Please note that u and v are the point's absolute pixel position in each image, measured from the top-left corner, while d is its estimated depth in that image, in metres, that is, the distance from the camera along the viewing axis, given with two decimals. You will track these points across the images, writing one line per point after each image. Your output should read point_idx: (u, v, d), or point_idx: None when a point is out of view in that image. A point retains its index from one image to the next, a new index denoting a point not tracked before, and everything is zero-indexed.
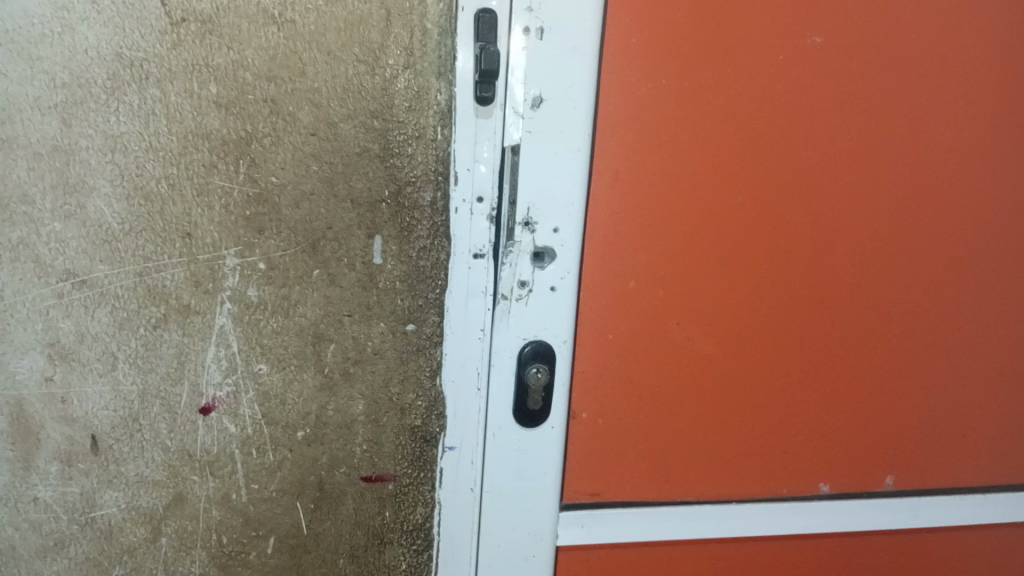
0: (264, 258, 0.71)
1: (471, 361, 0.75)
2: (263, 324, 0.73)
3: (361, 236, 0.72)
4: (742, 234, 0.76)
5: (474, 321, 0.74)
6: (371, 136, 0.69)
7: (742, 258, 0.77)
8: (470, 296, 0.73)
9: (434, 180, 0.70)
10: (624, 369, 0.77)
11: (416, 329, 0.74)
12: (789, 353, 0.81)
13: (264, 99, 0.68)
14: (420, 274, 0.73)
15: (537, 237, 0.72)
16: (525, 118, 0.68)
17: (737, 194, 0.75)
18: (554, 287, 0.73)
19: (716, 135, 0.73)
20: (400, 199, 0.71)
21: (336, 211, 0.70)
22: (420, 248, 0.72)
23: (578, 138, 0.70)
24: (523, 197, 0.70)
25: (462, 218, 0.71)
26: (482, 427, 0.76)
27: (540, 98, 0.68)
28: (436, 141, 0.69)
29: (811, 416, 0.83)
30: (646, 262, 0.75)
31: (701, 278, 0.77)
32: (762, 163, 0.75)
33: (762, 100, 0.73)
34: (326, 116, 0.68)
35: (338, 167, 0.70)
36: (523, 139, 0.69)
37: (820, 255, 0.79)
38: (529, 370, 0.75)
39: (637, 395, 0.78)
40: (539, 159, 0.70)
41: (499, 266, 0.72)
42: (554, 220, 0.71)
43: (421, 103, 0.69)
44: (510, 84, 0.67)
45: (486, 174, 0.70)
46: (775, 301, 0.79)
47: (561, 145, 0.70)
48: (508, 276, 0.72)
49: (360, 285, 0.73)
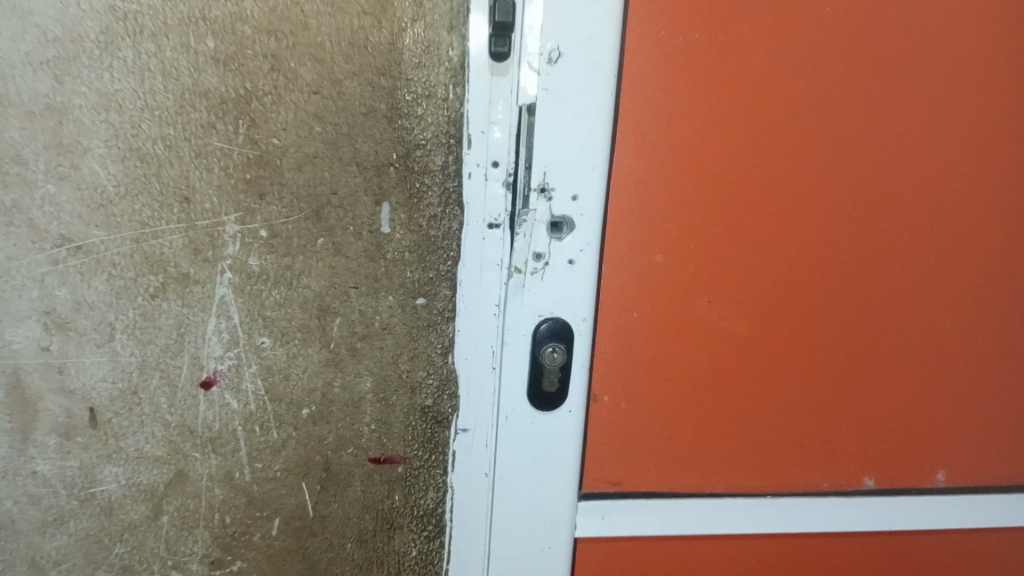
0: (266, 225, 0.67)
1: (485, 338, 0.70)
2: (265, 295, 0.69)
3: (368, 202, 0.67)
4: (785, 206, 0.70)
5: (489, 296, 0.69)
6: (378, 94, 0.65)
7: (785, 233, 0.71)
8: (485, 269, 0.68)
9: (445, 142, 0.66)
10: (651, 350, 0.72)
11: (427, 303, 0.70)
12: (835, 336, 0.75)
13: (264, 54, 0.63)
14: (430, 244, 0.68)
15: (554, 204, 0.66)
16: (541, 75, 0.63)
17: (781, 164, 0.69)
18: (572, 259, 0.67)
19: (758, 98, 0.67)
20: (409, 162, 0.66)
21: (341, 176, 0.66)
22: (431, 216, 0.67)
23: (600, 97, 0.64)
24: (539, 160, 0.65)
25: (476, 184, 0.66)
26: (495, 409, 0.72)
27: (557, 53, 0.63)
28: (448, 100, 0.65)
29: (859, 405, 0.78)
30: (676, 235, 0.69)
31: (740, 253, 0.71)
32: (808, 129, 0.69)
33: (809, 59, 0.67)
34: (329, 71, 0.64)
35: (343, 128, 0.65)
36: (538, 97, 0.63)
37: (871, 231, 0.73)
38: (544, 349, 0.69)
39: (668, 379, 0.73)
40: (556, 120, 0.64)
41: (514, 237, 0.67)
42: (574, 186, 0.66)
43: (431, 59, 0.64)
44: (525, 36, 0.62)
45: (502, 136, 0.65)
46: (821, 281, 0.73)
47: (580, 105, 0.64)
48: (522, 247, 0.67)
49: (367, 255, 0.68)
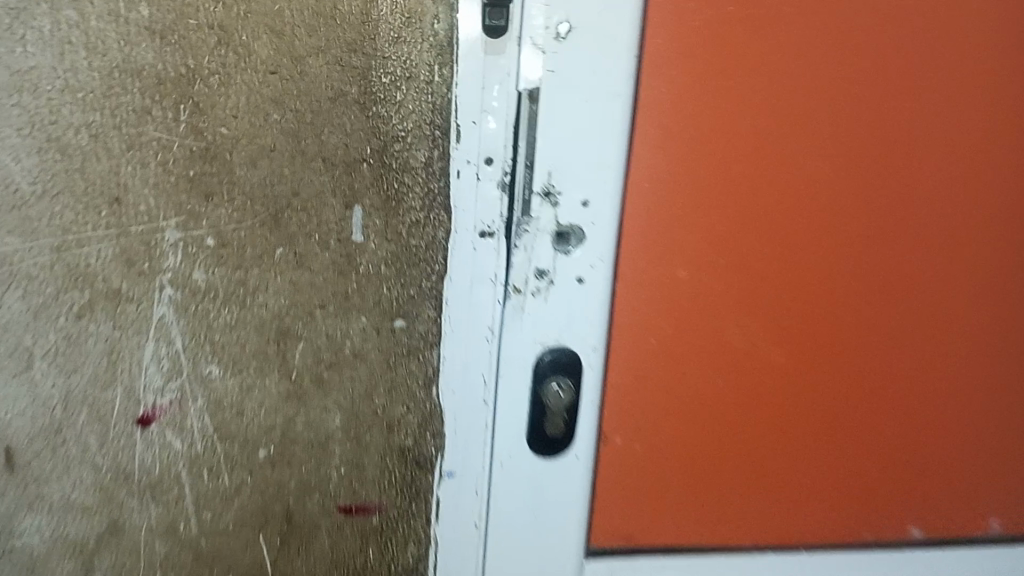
0: (213, 232, 0.56)
1: (476, 365, 0.59)
2: (213, 315, 0.58)
3: (336, 205, 0.56)
4: (823, 220, 0.58)
5: (481, 318, 0.58)
6: (348, 76, 0.53)
7: (823, 254, 0.59)
8: (476, 286, 0.57)
9: (430, 134, 0.54)
10: (666, 398, 0.59)
11: (407, 326, 0.59)
12: (880, 374, 0.63)
13: (210, 24, 0.52)
14: (410, 256, 0.57)
15: (561, 211, 0.53)
16: (547, 53, 0.50)
17: (817, 170, 0.57)
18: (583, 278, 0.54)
19: (790, 89, 0.55)
20: (386, 158, 0.55)
21: (303, 173, 0.55)
22: (412, 222, 0.56)
23: (618, 79, 0.51)
24: (542, 158, 0.52)
25: (465, 184, 0.55)
26: (489, 452, 0.59)
27: (567, 25, 0.50)
28: (432, 84, 0.53)
29: (909, 453, 0.65)
30: (706, 248, 0.57)
31: (773, 277, 0.59)
32: (848, 127, 0.57)
33: (848, 44, 0.55)
34: (288, 47, 0.53)
35: (306, 116, 0.54)
36: (544, 81, 0.51)
37: (922, 248, 0.61)
38: (547, 385, 0.57)
39: (686, 432, 0.60)
40: (565, 111, 0.51)
41: (510, 249, 0.54)
42: (585, 189, 0.53)
43: (412, 32, 0.52)
44: (527, 4, 0.49)
45: (496, 129, 0.53)
46: (863, 310, 0.61)
47: (595, 90, 0.51)
48: (521, 263, 0.55)
49: (336, 269, 0.57)
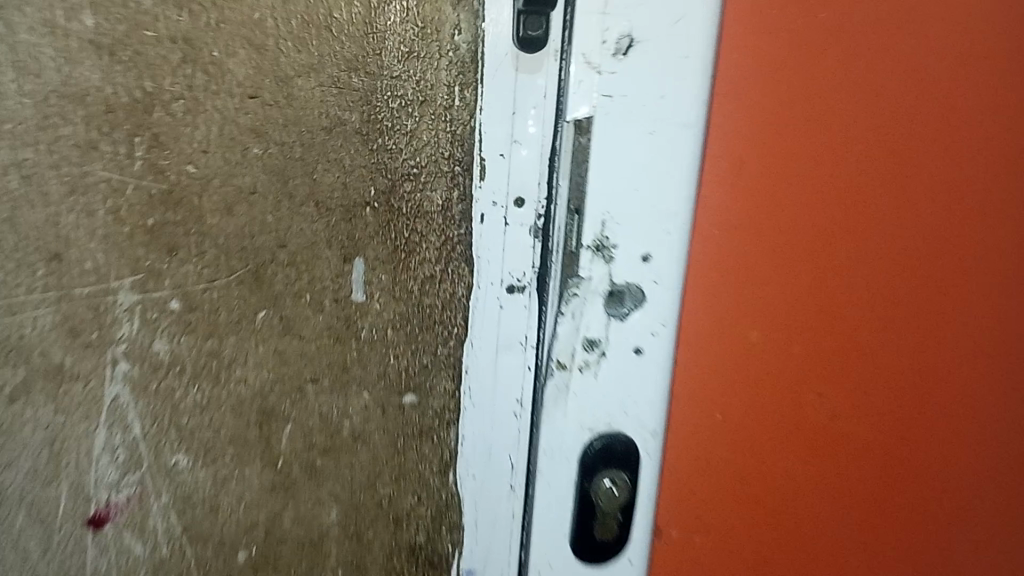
0: (179, 293, 0.45)
1: (503, 448, 0.48)
2: (179, 395, 0.47)
3: (332, 257, 0.45)
4: (915, 294, 0.47)
5: (508, 389, 0.47)
6: (348, 101, 0.42)
7: (885, 341, 0.48)
8: (503, 351, 0.47)
9: (449, 170, 0.44)
10: (726, 480, 0.51)
11: (418, 402, 0.48)
12: (959, 476, 0.52)
13: (171, 37, 0.41)
14: (423, 318, 0.47)
15: (615, 268, 0.45)
16: (602, 74, 0.42)
17: (890, 245, 0.46)
18: (640, 348, 0.47)
19: (835, 146, 0.44)
20: (395, 201, 0.44)
21: (291, 220, 0.44)
22: (425, 278, 0.46)
23: (686, 107, 0.43)
24: (594, 203, 0.44)
25: (492, 230, 0.45)
26: (519, 542, 0.50)
27: (628, 41, 0.42)
28: (453, 109, 0.43)
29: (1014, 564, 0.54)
30: (774, 310, 0.47)
31: (863, 349, 0.48)
32: (948, 183, 0.45)
33: (926, 93, 0.43)
34: (272, 65, 0.42)
35: (296, 149, 0.43)
36: (597, 109, 0.42)
37: (1015, 327, 0.49)
38: (598, 482, 0.49)
39: (749, 517, 0.52)
40: (624, 145, 0.43)
41: (555, 315, 0.46)
42: (645, 243, 0.45)
43: (427, 47, 0.42)
44: (579, 16, 0.41)
45: (531, 162, 0.43)
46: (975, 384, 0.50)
47: (658, 119, 0.43)
48: (568, 332, 0.46)
49: (331, 335, 0.47)
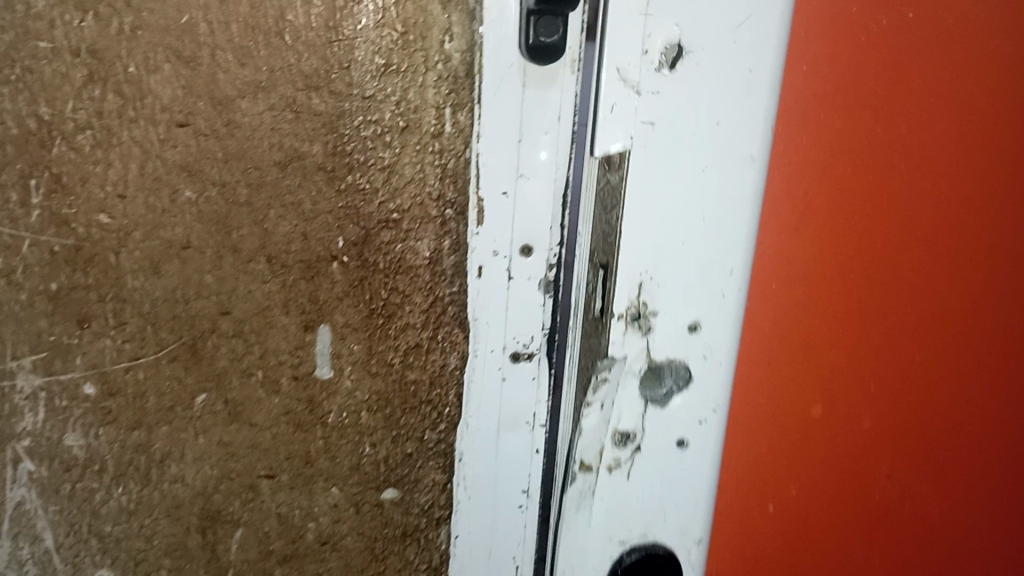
0: (95, 374, 0.35)
1: (504, 548, 0.40)
2: (101, 499, 0.37)
3: (291, 324, 0.36)
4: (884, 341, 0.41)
5: (512, 481, 0.39)
6: (307, 129, 0.33)
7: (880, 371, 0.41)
8: (505, 435, 0.38)
9: (438, 215, 0.35)
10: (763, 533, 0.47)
11: (401, 498, 0.39)
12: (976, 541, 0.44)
13: (74, 48, 0.31)
14: (406, 397, 0.37)
15: (651, 343, 0.39)
16: (641, 95, 0.34)
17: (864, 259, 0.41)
18: (682, 437, 0.41)
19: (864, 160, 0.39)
20: (369, 253, 0.35)
21: (237, 281, 0.35)
22: (409, 348, 0.37)
23: (744, 141, 0.36)
24: (632, 263, 0.37)
25: (493, 289, 0.36)
26: None
27: (676, 51, 0.34)
28: (442, 138, 0.33)
29: None
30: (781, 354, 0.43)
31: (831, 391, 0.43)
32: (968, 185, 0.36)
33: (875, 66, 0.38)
34: (207, 83, 0.32)
35: (240, 191, 0.33)
36: (634, 142, 0.35)
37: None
38: None
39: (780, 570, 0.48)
40: (669, 187, 0.36)
41: (581, 402, 0.39)
42: (690, 307, 0.39)
43: (409, 58, 0.32)
44: (614, 20, 0.33)
45: (541, 201, 0.35)
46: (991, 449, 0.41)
47: (713, 154, 0.36)
48: (596, 422, 0.39)
49: (291, 421, 0.37)
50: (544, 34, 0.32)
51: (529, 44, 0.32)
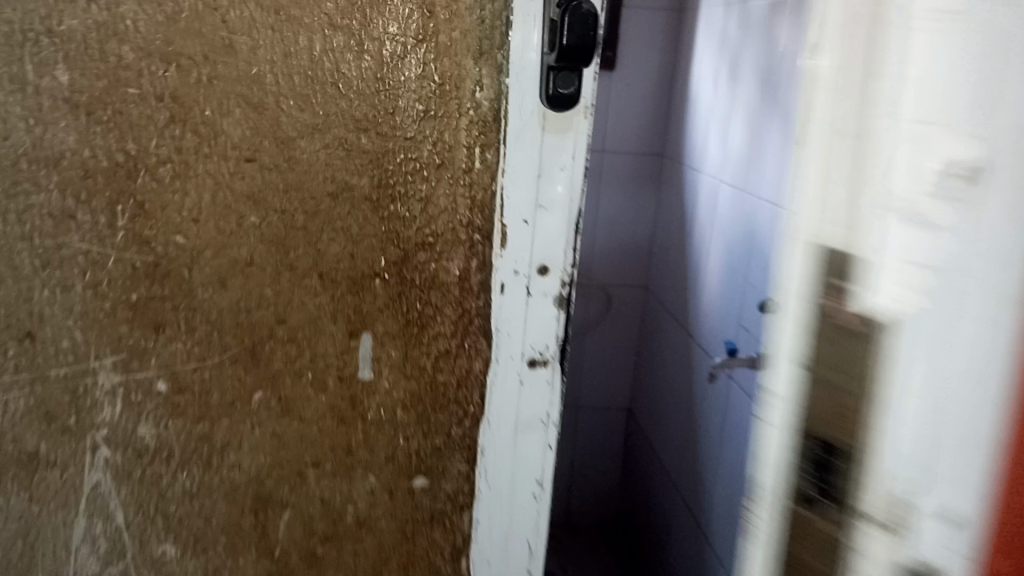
0: (166, 373, 0.41)
1: (518, 534, 0.45)
2: (167, 483, 0.43)
3: (337, 332, 0.41)
4: None
5: (528, 474, 0.44)
6: (356, 165, 0.38)
7: None
8: (522, 433, 0.43)
9: (467, 239, 0.40)
10: None
11: (430, 485, 0.44)
12: None
13: (158, 94, 0.36)
14: (436, 396, 0.42)
15: None
16: None
17: None
18: None
19: None
20: (408, 271, 0.40)
21: (293, 294, 0.40)
22: (439, 353, 0.42)
23: None
24: None
25: (513, 303, 0.41)
26: None
27: None
28: (472, 172, 0.39)
29: None
30: None
31: None
32: None
33: None
34: (271, 124, 0.37)
35: (297, 217, 0.39)
36: None
37: None
38: None
39: None
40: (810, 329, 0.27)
41: None
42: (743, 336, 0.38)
43: (445, 105, 0.38)
44: None
45: (558, 228, 0.40)
46: None
47: None
48: None
49: (336, 416, 0.42)
50: (560, 86, 0.38)
51: (548, 95, 0.38)
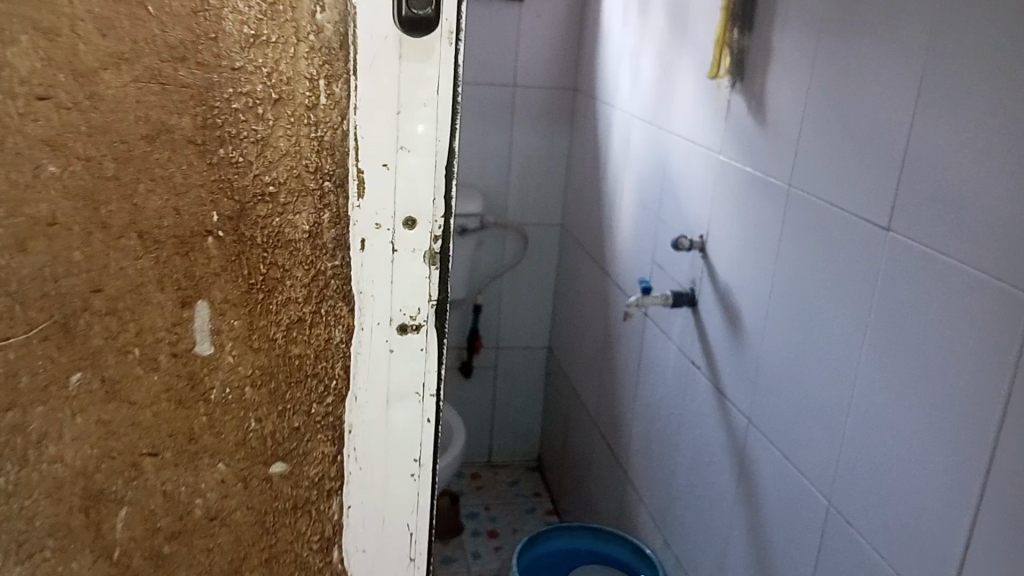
0: None
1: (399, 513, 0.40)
2: None
3: (166, 301, 0.35)
4: None
5: (405, 450, 0.39)
6: (175, 101, 0.32)
7: None
8: (395, 402, 0.38)
9: (316, 187, 0.35)
10: None
11: (290, 472, 0.39)
12: None
13: None
14: (290, 373, 0.37)
15: None
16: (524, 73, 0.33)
17: None
18: None
19: None
20: (244, 227, 0.34)
21: (108, 256, 0.34)
22: (290, 321, 0.36)
23: None
24: None
25: (377, 259, 0.36)
26: None
27: None
28: (317, 110, 0.33)
29: None
30: None
31: None
32: None
33: None
34: (67, 55, 0.31)
35: (107, 165, 0.33)
36: None
37: None
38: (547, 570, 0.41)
39: None
40: None
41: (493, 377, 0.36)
42: None
43: (279, 29, 0.32)
44: None
45: (424, 176, 0.35)
46: None
47: None
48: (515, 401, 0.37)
49: (172, 397, 0.36)
50: (411, 10, 0.33)
51: (399, 22, 0.33)
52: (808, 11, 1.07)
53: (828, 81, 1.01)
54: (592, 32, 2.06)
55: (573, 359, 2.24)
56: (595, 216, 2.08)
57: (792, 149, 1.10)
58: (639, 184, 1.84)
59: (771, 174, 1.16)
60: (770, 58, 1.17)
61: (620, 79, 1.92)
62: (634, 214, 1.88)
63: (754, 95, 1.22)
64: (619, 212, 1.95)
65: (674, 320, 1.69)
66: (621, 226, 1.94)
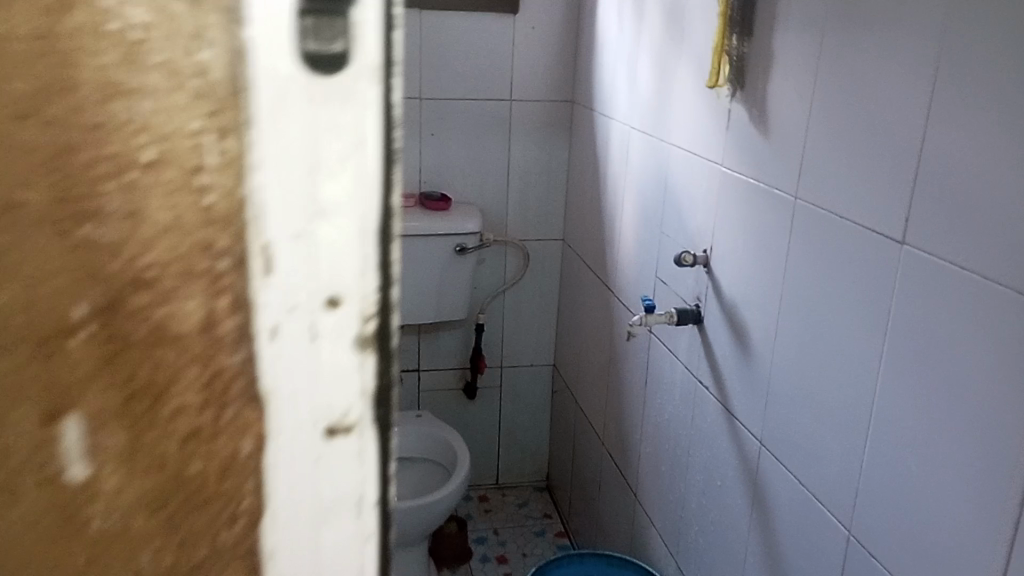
0: None
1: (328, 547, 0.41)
2: None
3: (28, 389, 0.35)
4: None
5: (339, 494, 0.41)
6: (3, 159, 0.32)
7: None
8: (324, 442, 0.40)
9: (203, 274, 0.35)
10: None
11: (201, 527, 0.38)
12: None
13: None
14: (189, 456, 0.37)
15: None
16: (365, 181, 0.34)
17: None
18: None
19: None
20: (108, 329, 0.35)
21: None
22: (176, 388, 0.36)
23: None
24: None
25: (298, 321, 0.37)
26: None
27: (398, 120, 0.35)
28: (196, 171, 0.33)
29: None
30: None
31: None
32: None
33: None
34: None
35: None
36: None
37: None
38: None
39: None
40: None
41: None
42: None
43: (115, 71, 0.32)
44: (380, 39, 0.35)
45: (344, 239, 0.37)
46: None
47: None
48: None
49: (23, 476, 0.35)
50: (325, 47, 0.34)
51: (316, 54, 0.34)
52: (929, 36, 1.07)
53: (977, 101, 1.01)
54: (651, 55, 2.06)
55: (619, 383, 2.22)
56: (645, 239, 2.08)
57: (916, 172, 1.10)
58: (685, 209, 1.84)
59: (892, 199, 1.16)
60: (879, 84, 1.17)
61: (672, 103, 1.91)
62: (679, 240, 1.87)
63: (858, 121, 1.22)
64: (666, 237, 1.93)
65: (720, 348, 1.67)
66: (667, 251, 1.92)
